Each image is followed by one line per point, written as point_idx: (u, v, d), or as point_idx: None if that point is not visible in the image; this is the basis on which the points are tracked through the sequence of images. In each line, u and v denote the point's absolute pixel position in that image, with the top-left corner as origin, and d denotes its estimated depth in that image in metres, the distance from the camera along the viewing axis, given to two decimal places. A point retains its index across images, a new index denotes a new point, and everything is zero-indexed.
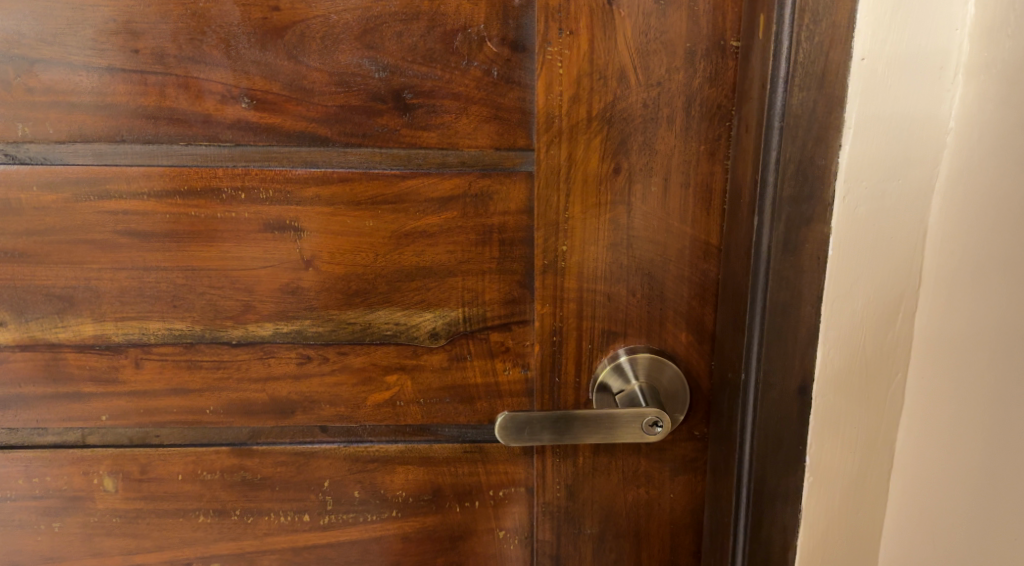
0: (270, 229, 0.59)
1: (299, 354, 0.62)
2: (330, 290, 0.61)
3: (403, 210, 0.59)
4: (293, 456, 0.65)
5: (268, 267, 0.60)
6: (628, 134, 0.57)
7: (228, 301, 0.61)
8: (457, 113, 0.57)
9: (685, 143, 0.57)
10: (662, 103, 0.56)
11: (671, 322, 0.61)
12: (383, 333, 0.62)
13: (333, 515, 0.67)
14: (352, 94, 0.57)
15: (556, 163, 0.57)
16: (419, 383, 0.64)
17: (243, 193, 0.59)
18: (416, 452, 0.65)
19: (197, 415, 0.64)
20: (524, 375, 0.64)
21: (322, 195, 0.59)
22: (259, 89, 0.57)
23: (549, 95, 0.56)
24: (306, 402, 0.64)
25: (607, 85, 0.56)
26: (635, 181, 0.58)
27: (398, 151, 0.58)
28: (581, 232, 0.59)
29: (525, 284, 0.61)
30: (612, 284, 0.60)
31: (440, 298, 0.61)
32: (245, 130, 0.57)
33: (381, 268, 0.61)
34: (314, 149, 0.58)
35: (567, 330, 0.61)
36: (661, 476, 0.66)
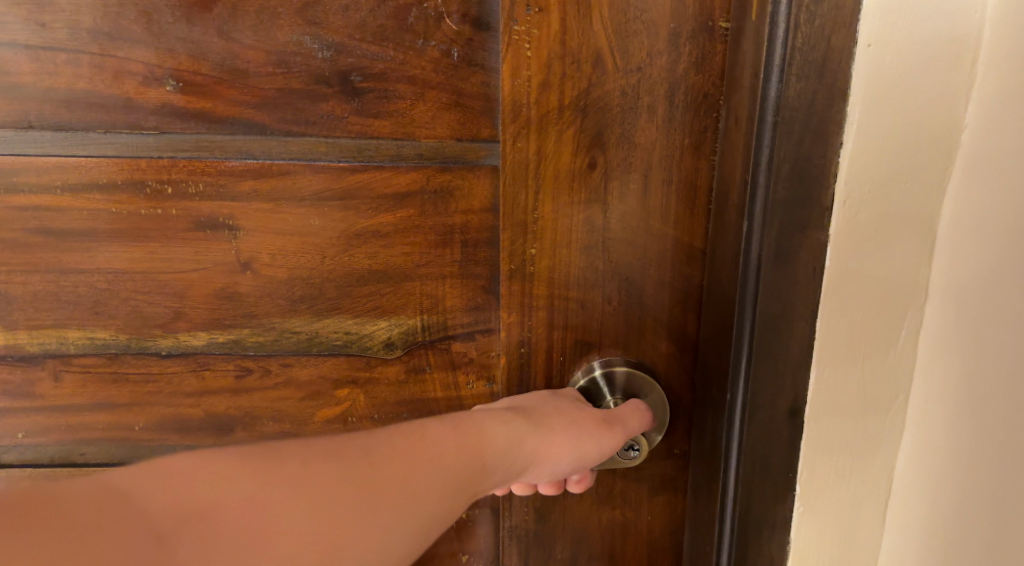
0: (202, 229, 0.53)
1: (236, 365, 0.56)
2: (272, 295, 0.55)
3: (353, 207, 0.53)
4: None
5: (201, 270, 0.54)
6: (605, 126, 0.50)
7: (156, 307, 0.55)
8: (412, 99, 0.51)
9: (667, 136, 0.51)
10: (643, 91, 0.50)
11: (651, 332, 0.56)
12: (332, 343, 0.56)
13: None
14: (292, 76, 0.50)
15: (524, 157, 0.51)
16: (374, 398, 0.58)
17: (170, 186, 0.52)
18: None
19: (125, 432, 0.58)
20: (489, 390, 0.58)
21: (261, 190, 0.52)
22: (186, 70, 0.50)
23: (515, 80, 0.49)
24: (247, 418, 0.58)
25: (581, 71, 0.49)
26: (612, 178, 0.52)
27: (346, 141, 0.52)
28: (552, 234, 0.53)
29: (490, 290, 0.55)
30: (585, 291, 0.54)
31: (396, 305, 0.55)
32: (170, 116, 0.51)
33: (329, 272, 0.54)
34: (249, 137, 0.51)
35: (537, 341, 0.56)
36: (638, 497, 0.61)
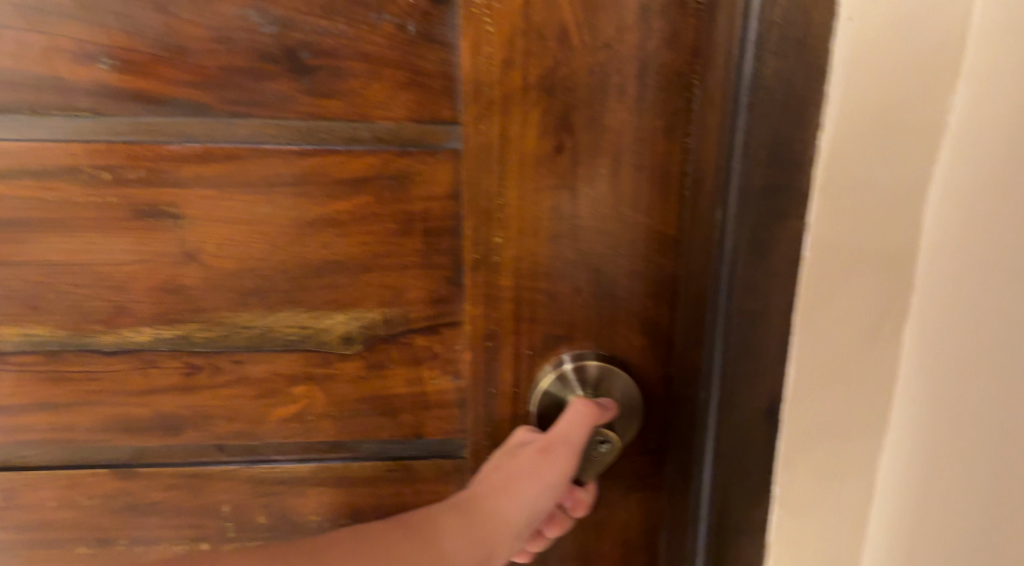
0: (144, 218, 0.49)
1: (185, 362, 0.53)
2: (221, 288, 0.51)
3: (305, 193, 0.50)
4: (185, 478, 0.56)
5: (143, 262, 0.50)
6: (572, 107, 0.47)
7: (96, 302, 0.51)
8: (367, 77, 0.47)
9: (637, 118, 0.48)
10: (612, 69, 0.47)
11: (624, 325, 0.52)
12: (286, 338, 0.53)
13: (236, 542, 0.58)
14: (236, 54, 0.46)
15: (486, 141, 0.48)
16: (333, 395, 0.55)
17: (107, 173, 0.49)
18: (331, 471, 0.57)
19: (68, 433, 0.55)
20: (454, 385, 0.55)
21: (206, 176, 0.49)
22: (120, 47, 0.46)
23: (476, 58, 0.46)
24: (198, 418, 0.55)
25: (546, 47, 0.46)
26: (581, 163, 0.48)
27: (296, 123, 0.48)
28: (518, 222, 0.50)
29: (454, 281, 0.52)
30: (554, 282, 0.51)
31: (355, 297, 0.52)
32: (105, 97, 0.47)
33: (282, 262, 0.51)
34: (192, 120, 0.48)
35: (505, 336, 0.52)
36: (611, 494, 0.58)
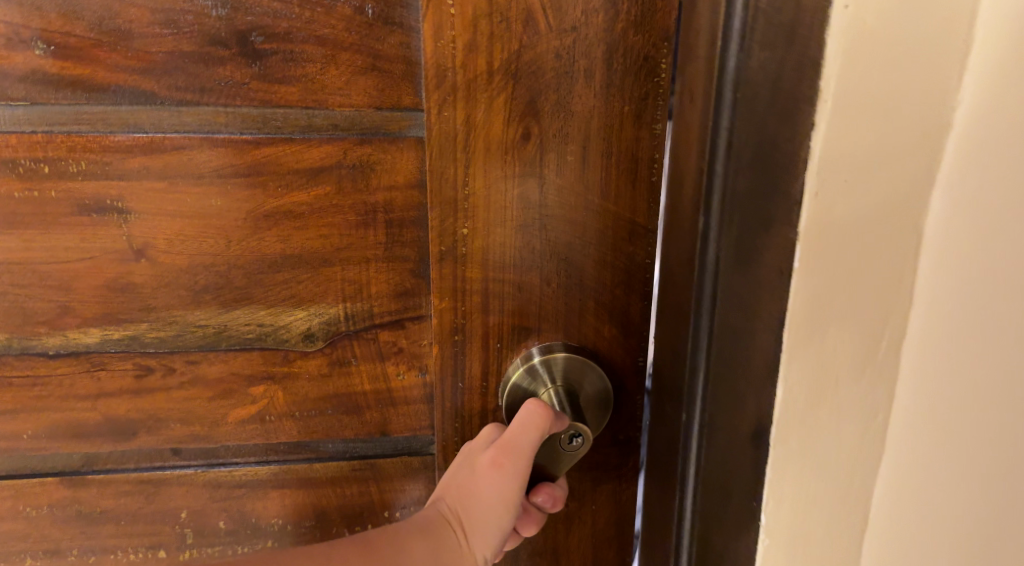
0: (87, 213, 0.47)
1: (135, 364, 0.51)
2: (173, 286, 0.49)
3: (260, 184, 0.47)
4: (140, 484, 0.54)
5: (87, 259, 0.48)
6: (538, 92, 0.46)
7: (38, 302, 0.48)
8: (323, 62, 0.45)
9: (605, 103, 0.46)
10: (578, 53, 0.45)
11: (593, 315, 0.51)
12: (244, 336, 0.51)
13: (194, 549, 0.56)
14: (182, 37, 0.44)
15: (451, 128, 0.46)
16: (294, 394, 0.53)
17: (46, 165, 0.46)
18: (294, 473, 0.55)
19: (12, 442, 0.52)
20: (420, 379, 0.53)
21: (154, 168, 0.46)
22: (58, 30, 0.43)
23: (438, 42, 0.44)
24: (151, 422, 0.52)
25: (510, 30, 0.44)
26: (548, 150, 0.47)
27: (249, 110, 0.46)
28: (484, 212, 0.48)
29: (419, 274, 0.51)
30: (522, 273, 0.50)
31: (315, 292, 0.50)
32: (42, 84, 0.44)
33: (236, 257, 0.49)
34: (137, 108, 0.45)
35: (473, 328, 0.51)
36: (581, 487, 0.57)
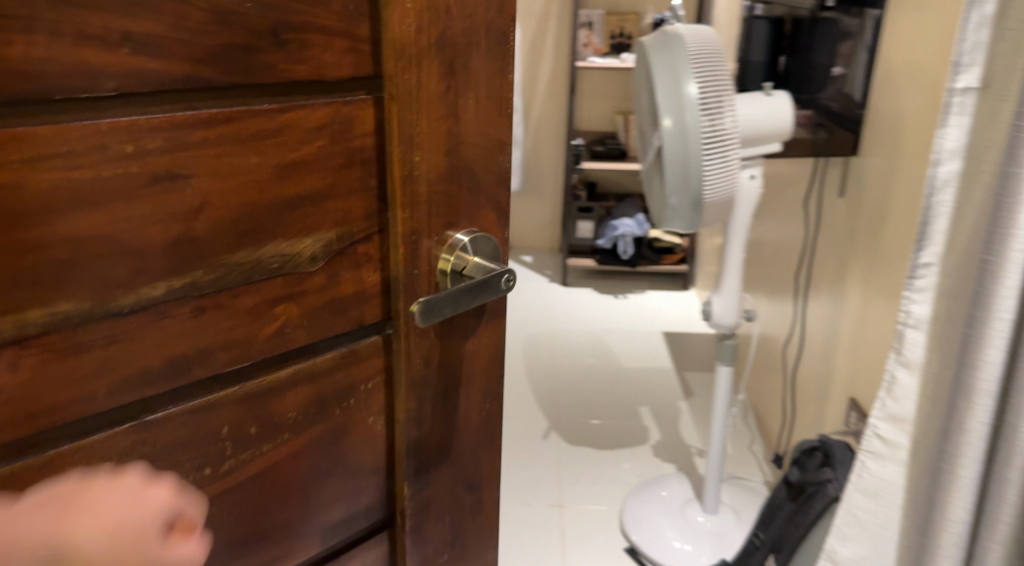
0: (160, 181, 0.66)
1: (193, 306, 0.71)
2: (221, 232, 0.71)
3: (282, 142, 0.72)
4: (195, 414, 0.74)
5: (159, 220, 0.67)
6: (454, 58, 0.79)
7: (118, 267, 0.66)
8: (324, 45, 0.72)
9: (487, 63, 0.82)
10: (472, 30, 0.80)
11: (483, 205, 0.88)
12: (270, 267, 0.75)
13: (233, 458, 0.78)
14: (231, 30, 0.66)
15: (409, 84, 0.76)
16: (305, 307, 0.79)
17: (129, 145, 0.64)
18: (305, 370, 0.81)
19: (84, 408, 0.67)
20: (382, 276, 0.83)
21: (210, 136, 0.68)
22: (141, 30, 0.62)
23: (401, 23, 0.74)
24: (200, 356, 0.73)
25: (436, 20, 0.76)
26: (458, 95, 0.81)
27: (270, 88, 0.70)
28: (426, 143, 0.79)
29: (382, 198, 0.80)
30: (446, 179, 0.83)
31: (317, 224, 0.76)
32: (126, 76, 0.63)
33: (265, 200, 0.72)
34: (195, 95, 0.67)
35: (420, 228, 0.82)
36: (476, 327, 0.93)
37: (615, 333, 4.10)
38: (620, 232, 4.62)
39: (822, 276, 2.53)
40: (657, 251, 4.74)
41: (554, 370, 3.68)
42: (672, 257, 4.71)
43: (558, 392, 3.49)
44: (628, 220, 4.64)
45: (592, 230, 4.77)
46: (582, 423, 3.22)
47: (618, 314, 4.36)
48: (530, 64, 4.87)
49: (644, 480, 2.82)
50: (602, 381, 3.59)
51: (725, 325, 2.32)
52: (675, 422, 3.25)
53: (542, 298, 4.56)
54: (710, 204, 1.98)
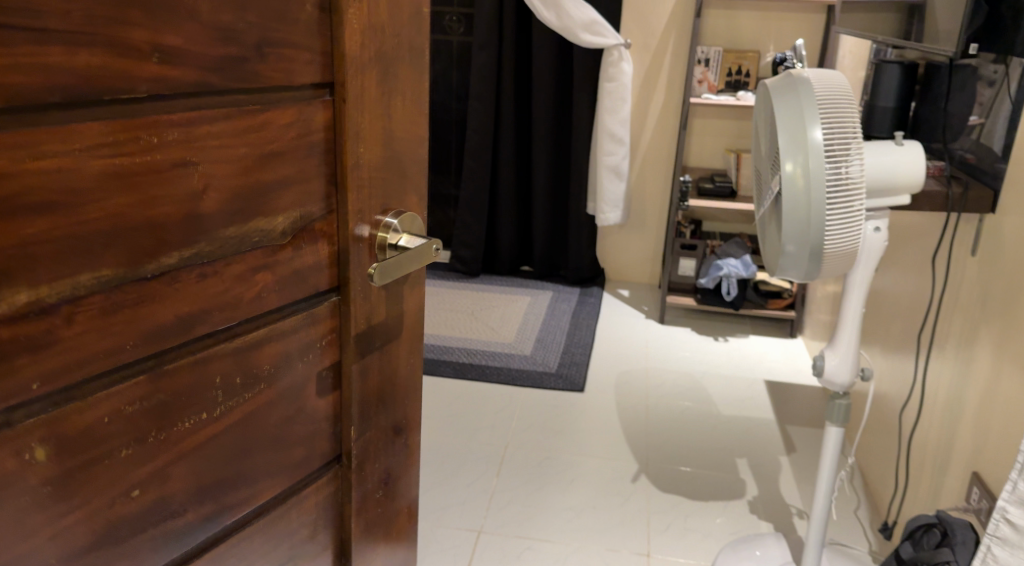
0: (179, 168, 0.82)
1: (198, 273, 0.87)
2: (219, 212, 0.87)
3: (263, 134, 0.89)
4: (197, 362, 0.90)
5: (176, 198, 0.82)
6: (390, 66, 1.02)
7: (145, 239, 0.81)
8: (294, 53, 0.90)
9: (412, 71, 1.06)
10: (401, 44, 1.03)
11: (409, 188, 1.11)
12: (254, 240, 0.92)
13: (224, 403, 0.95)
14: (230, 45, 0.83)
15: (359, 87, 0.98)
16: (278, 274, 0.96)
17: (158, 139, 0.79)
18: (279, 328, 0.99)
19: (119, 352, 0.82)
20: (336, 250, 1.03)
21: (215, 129, 0.84)
22: (168, 43, 0.78)
23: (353, 36, 0.95)
24: (201, 316, 0.89)
25: (377, 35, 0.98)
26: (392, 96, 1.04)
27: (256, 90, 0.88)
28: (370, 136, 1.01)
29: (333, 183, 1.00)
30: (385, 166, 1.05)
31: (287, 205, 0.95)
32: (157, 83, 0.78)
33: (252, 183, 0.90)
34: (203, 96, 0.83)
35: (366, 207, 1.04)
36: (404, 292, 1.16)
37: (713, 377, 4.02)
38: (725, 273, 4.44)
39: (948, 339, 2.40)
40: (763, 295, 4.55)
41: (649, 413, 3.62)
42: (779, 303, 4.52)
43: (651, 434, 3.45)
44: (734, 261, 4.47)
45: (695, 268, 4.62)
46: (672, 468, 3.18)
47: (723, 359, 4.23)
48: (642, 99, 4.80)
49: (737, 538, 2.74)
50: (699, 429, 3.51)
51: (836, 383, 2.25)
52: (775, 479, 3.15)
53: (639, 336, 4.48)
54: (829, 252, 1.98)
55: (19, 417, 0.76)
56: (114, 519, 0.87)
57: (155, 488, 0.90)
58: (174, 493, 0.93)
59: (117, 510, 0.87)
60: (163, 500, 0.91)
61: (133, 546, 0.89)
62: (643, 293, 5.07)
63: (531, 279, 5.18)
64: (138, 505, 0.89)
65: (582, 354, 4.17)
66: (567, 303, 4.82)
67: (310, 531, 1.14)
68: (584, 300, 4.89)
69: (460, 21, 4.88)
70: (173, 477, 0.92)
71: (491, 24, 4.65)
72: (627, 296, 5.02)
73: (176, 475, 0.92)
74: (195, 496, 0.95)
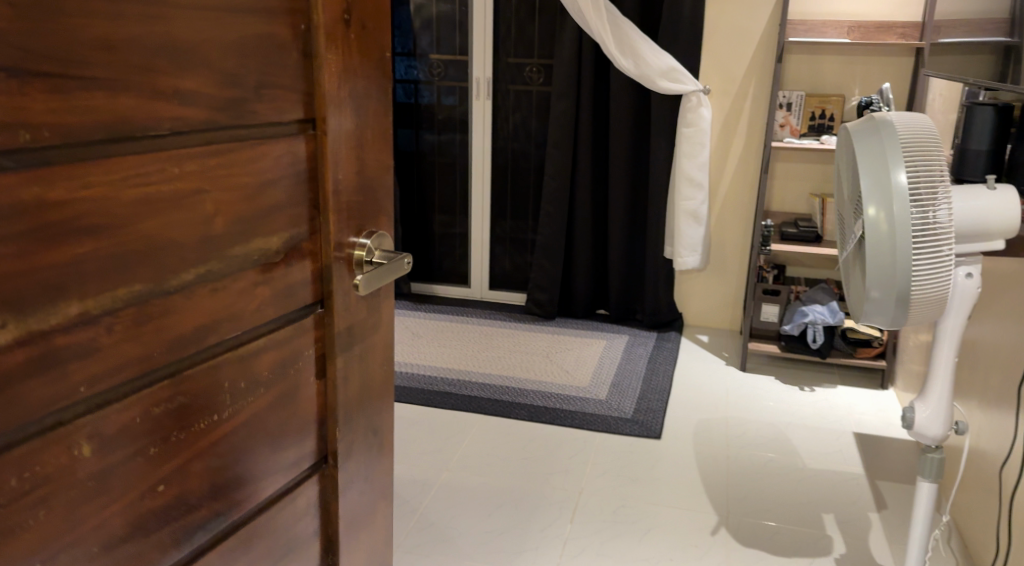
0: (195, 195, 0.96)
1: (211, 287, 1.01)
2: (226, 234, 1.02)
3: (259, 166, 1.06)
4: (210, 366, 1.03)
5: (193, 221, 0.96)
6: (359, 106, 1.21)
7: (169, 258, 0.94)
8: (284, 95, 1.08)
9: (377, 109, 1.25)
10: (366, 86, 1.22)
11: (377, 211, 1.30)
12: (254, 257, 1.07)
13: (232, 405, 1.08)
14: (233, 88, 0.99)
15: (336, 123, 1.16)
16: (273, 288, 1.12)
17: (179, 170, 0.93)
18: (276, 336, 1.14)
19: (149, 357, 0.94)
20: (320, 265, 1.20)
21: (222, 162, 0.99)
22: (186, 87, 0.93)
23: (330, 78, 1.13)
24: (213, 324, 1.02)
25: (348, 78, 1.17)
26: (362, 130, 1.22)
27: (252, 127, 1.04)
28: (345, 165, 1.20)
29: (316, 207, 1.17)
30: (357, 191, 1.24)
31: (280, 227, 1.11)
32: (178, 121, 0.92)
33: (251, 208, 1.05)
34: (213, 133, 0.98)
35: (344, 226, 1.21)
36: (377, 303, 1.33)
37: (800, 428, 3.91)
38: (811, 319, 4.37)
39: None
40: (851, 343, 4.40)
41: (730, 465, 3.54)
42: (867, 352, 4.35)
43: (732, 485, 3.38)
44: (819, 307, 4.40)
45: (778, 314, 4.52)
46: (756, 523, 3.11)
47: (811, 411, 4.10)
48: (721, 144, 4.76)
49: None
50: (783, 482, 3.41)
51: (929, 436, 2.18)
52: (866, 536, 3.03)
53: (720, 383, 4.39)
54: (917, 299, 1.93)
55: (69, 416, 0.86)
56: (144, 512, 0.97)
57: (177, 483, 1.01)
58: (191, 490, 1.04)
59: (146, 504, 0.97)
60: (182, 495, 1.03)
61: (159, 537, 1.00)
62: (724, 338, 4.97)
63: (607, 323, 5.16)
64: (163, 499, 1.00)
65: (659, 400, 4.12)
66: (644, 348, 4.79)
67: (301, 527, 1.26)
68: (662, 344, 4.85)
69: (541, 72, 4.98)
70: (191, 474, 1.03)
71: (571, 73, 4.75)
72: (707, 342, 4.93)
73: (193, 472, 1.04)
74: (209, 493, 1.07)
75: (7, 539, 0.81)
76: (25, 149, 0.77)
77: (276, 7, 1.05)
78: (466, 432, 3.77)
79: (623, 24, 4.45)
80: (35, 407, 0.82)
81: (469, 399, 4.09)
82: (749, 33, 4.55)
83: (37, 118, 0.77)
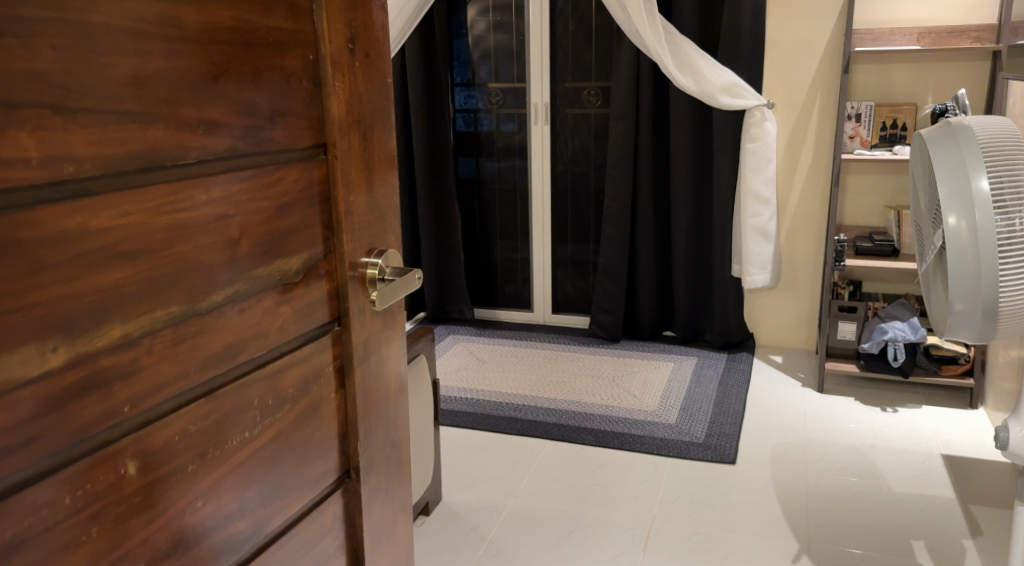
0: (219, 219, 0.99)
1: (237, 307, 1.03)
2: (249, 255, 1.04)
3: (277, 190, 1.09)
4: (240, 384, 1.05)
5: (219, 244, 0.99)
6: (365, 130, 1.24)
7: (199, 280, 0.97)
8: (297, 123, 1.11)
9: (382, 131, 1.29)
10: (371, 110, 1.25)
11: (386, 230, 1.33)
12: (276, 277, 1.10)
13: (261, 422, 1.10)
14: (251, 117, 1.03)
15: (345, 148, 1.19)
16: (295, 307, 1.14)
17: (204, 197, 0.96)
18: (299, 354, 1.16)
19: (184, 376, 0.96)
20: (336, 284, 1.22)
21: (242, 187, 1.02)
22: (209, 117, 0.96)
23: (337, 104, 1.17)
24: (241, 344, 1.05)
25: (355, 103, 1.21)
26: (369, 152, 1.26)
27: (271, 154, 1.07)
28: (355, 187, 1.23)
29: (330, 228, 1.20)
30: (367, 211, 1.27)
31: (298, 248, 1.14)
32: (204, 150, 0.95)
33: (271, 230, 1.08)
34: (235, 159, 1.01)
35: (356, 245, 1.24)
36: (391, 319, 1.35)
37: (883, 451, 3.72)
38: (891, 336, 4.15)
39: None
40: (935, 361, 4.17)
41: (809, 490, 3.39)
42: (954, 369, 4.12)
43: (812, 511, 3.23)
44: (900, 324, 4.17)
45: (856, 332, 4.32)
46: (841, 550, 2.96)
47: (893, 432, 3.90)
48: (789, 159, 4.64)
49: None
50: (867, 507, 3.25)
51: None
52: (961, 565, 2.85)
53: (796, 405, 4.22)
54: (1007, 313, 1.80)
55: (114, 435, 0.88)
56: (186, 528, 0.99)
57: (215, 498, 1.03)
58: (227, 506, 1.05)
59: (188, 520, 0.99)
60: (219, 511, 1.04)
61: (200, 552, 1.01)
62: (797, 358, 4.79)
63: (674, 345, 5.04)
64: (202, 515, 1.01)
65: (731, 423, 3.99)
66: (713, 369, 4.66)
67: (329, 544, 1.27)
68: (733, 366, 4.70)
69: (598, 95, 4.96)
70: (227, 491, 1.05)
71: (629, 95, 4.71)
72: (781, 363, 4.75)
73: (230, 488, 1.05)
74: (243, 509, 1.08)
75: (65, 554, 0.83)
76: (69, 181, 0.80)
77: (287, 39, 1.08)
78: (531, 460, 3.72)
79: (680, 42, 4.43)
80: (85, 425, 0.84)
81: (535, 424, 4.05)
82: (812, 45, 4.43)
83: (78, 152, 0.80)
